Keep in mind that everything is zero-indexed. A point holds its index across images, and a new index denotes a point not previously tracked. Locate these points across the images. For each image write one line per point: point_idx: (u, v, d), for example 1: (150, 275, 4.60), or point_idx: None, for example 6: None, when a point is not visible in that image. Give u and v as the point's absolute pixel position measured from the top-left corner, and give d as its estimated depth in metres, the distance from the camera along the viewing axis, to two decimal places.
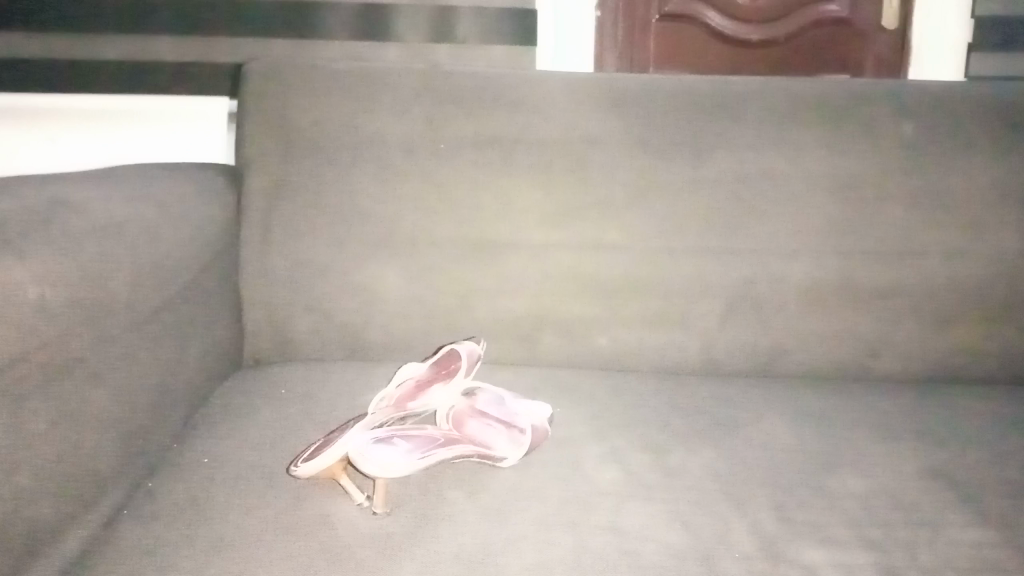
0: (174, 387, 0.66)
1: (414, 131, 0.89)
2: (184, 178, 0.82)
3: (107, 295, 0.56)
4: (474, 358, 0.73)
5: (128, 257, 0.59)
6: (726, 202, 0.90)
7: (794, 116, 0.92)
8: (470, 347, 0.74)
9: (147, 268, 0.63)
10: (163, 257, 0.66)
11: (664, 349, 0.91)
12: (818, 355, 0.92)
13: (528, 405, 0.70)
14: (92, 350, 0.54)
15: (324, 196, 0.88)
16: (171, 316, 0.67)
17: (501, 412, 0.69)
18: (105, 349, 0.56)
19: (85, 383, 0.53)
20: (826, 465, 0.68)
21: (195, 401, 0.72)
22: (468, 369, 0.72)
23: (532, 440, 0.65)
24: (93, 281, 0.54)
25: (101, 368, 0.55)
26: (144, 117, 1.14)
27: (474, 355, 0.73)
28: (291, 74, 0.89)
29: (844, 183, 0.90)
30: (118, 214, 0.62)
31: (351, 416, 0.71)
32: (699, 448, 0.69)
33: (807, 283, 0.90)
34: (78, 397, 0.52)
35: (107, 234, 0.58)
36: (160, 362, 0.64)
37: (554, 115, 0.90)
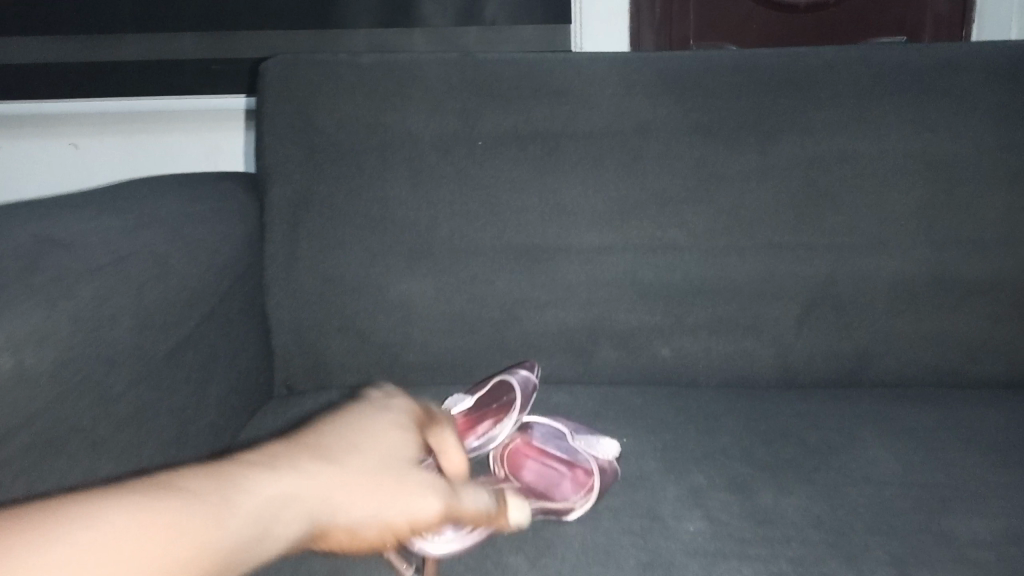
0: (194, 438, 0.59)
1: (449, 129, 0.80)
2: (199, 194, 0.75)
3: (105, 347, 0.48)
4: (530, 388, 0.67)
5: (129, 301, 0.52)
6: (801, 191, 0.80)
7: (878, 88, 0.80)
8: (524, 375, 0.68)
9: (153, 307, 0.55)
10: (175, 291, 0.58)
11: (735, 359, 0.82)
12: (910, 359, 0.81)
13: (593, 440, 0.62)
14: (89, 419, 0.46)
15: (352, 205, 0.80)
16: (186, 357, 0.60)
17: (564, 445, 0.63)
18: (108, 411, 0.48)
19: (82, 457, 0.46)
20: (943, 504, 0.58)
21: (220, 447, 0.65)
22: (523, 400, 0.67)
23: (603, 485, 0.58)
24: (85, 334, 0.46)
25: (104, 434, 0.48)
26: (164, 118, 1.13)
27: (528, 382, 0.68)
28: (308, 70, 0.81)
29: (936, 164, 0.79)
30: (117, 248, 0.54)
31: None
32: (791, 487, 0.60)
33: (896, 280, 0.80)
34: (74, 475, 0.45)
35: (104, 276, 0.50)
36: (176, 412, 0.57)
37: (603, 102, 0.80)
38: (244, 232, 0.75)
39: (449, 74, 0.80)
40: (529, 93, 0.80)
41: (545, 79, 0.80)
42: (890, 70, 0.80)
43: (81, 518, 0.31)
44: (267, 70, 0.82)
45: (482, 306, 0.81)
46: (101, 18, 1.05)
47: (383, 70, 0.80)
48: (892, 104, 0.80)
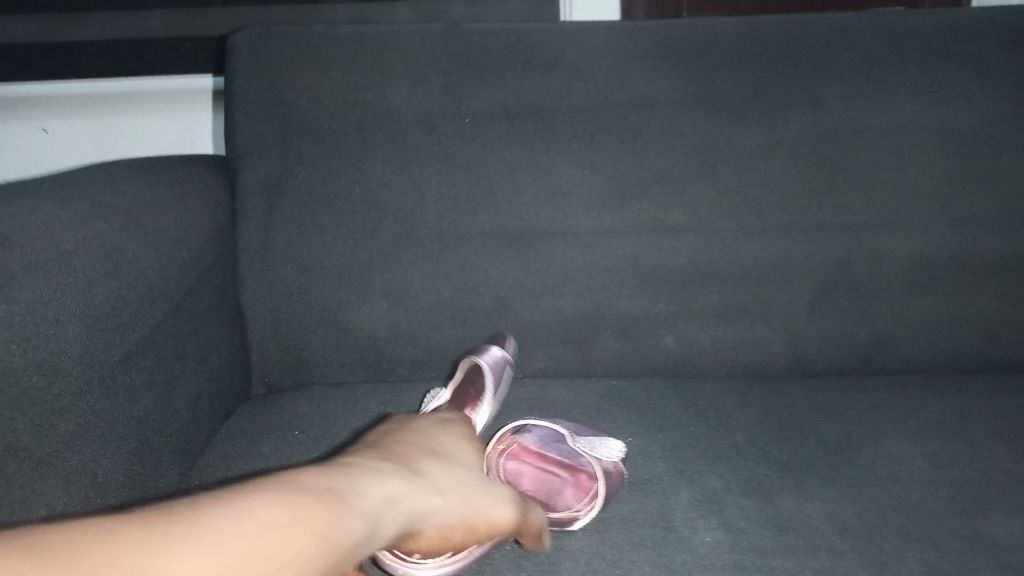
0: None
1: (434, 105, 0.74)
2: (162, 180, 0.69)
3: None
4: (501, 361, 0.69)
5: None
6: (812, 167, 0.74)
7: (895, 54, 0.74)
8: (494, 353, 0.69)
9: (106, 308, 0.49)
10: None
11: (743, 347, 0.77)
12: (928, 344, 0.76)
13: (596, 441, 0.59)
14: (32, 434, 0.44)
15: (331, 189, 0.74)
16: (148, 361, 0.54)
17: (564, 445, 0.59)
18: None
19: (26, 478, 0.44)
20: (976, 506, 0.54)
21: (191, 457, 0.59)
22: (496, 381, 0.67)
23: (608, 490, 0.55)
24: None
25: None
26: (126, 101, 1.04)
27: (498, 356, 0.69)
28: (281, 43, 0.74)
29: (957, 136, 0.74)
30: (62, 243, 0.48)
31: None
32: (813, 489, 0.57)
33: (913, 261, 0.75)
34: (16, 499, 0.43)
35: None
36: None
37: (599, 75, 0.74)
38: (214, 220, 0.69)
39: (433, 46, 0.74)
40: (520, 66, 0.74)
41: (537, 50, 0.75)
42: (907, 35, 0.75)
43: (228, 510, 0.35)
44: (235, 44, 0.75)
45: (474, 295, 0.76)
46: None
47: (362, 43, 0.74)
48: (909, 71, 0.74)
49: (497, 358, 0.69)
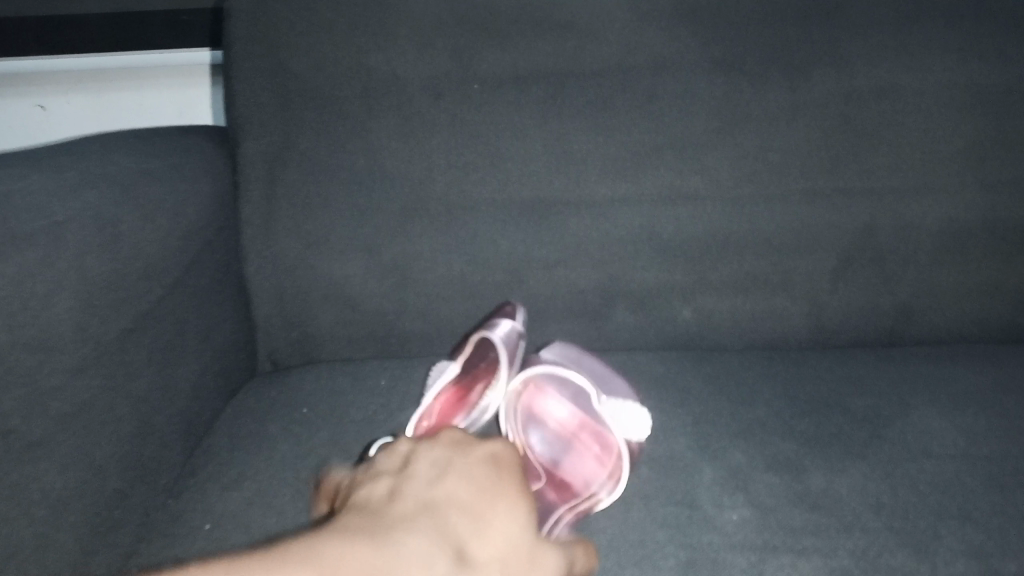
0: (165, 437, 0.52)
1: (441, 69, 0.71)
2: (158, 151, 0.66)
3: None
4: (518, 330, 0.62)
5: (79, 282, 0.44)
6: (837, 130, 0.71)
7: (924, 11, 0.71)
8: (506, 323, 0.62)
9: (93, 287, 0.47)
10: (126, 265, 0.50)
11: (762, 318, 0.75)
12: (954, 313, 0.74)
13: (616, 404, 0.55)
14: (24, 417, 0.42)
15: (335, 160, 0.71)
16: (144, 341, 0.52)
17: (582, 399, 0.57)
18: None
19: (17, 463, 0.43)
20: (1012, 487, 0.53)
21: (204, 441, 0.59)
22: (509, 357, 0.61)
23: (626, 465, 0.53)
24: None
25: None
26: (122, 75, 1.01)
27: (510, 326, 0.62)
28: (279, 7, 0.71)
29: (986, 96, 0.71)
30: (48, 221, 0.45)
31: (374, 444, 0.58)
32: (843, 464, 0.55)
33: (942, 227, 0.72)
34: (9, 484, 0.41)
35: None
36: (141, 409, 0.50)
37: (613, 35, 0.71)
38: (215, 195, 0.67)
39: (439, 8, 0.71)
40: (530, 28, 0.71)
41: (547, 11, 0.71)
42: None
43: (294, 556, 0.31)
44: (230, 7, 0.72)
45: (484, 268, 0.73)
46: None
47: (364, 5, 0.71)
48: (939, 27, 0.70)
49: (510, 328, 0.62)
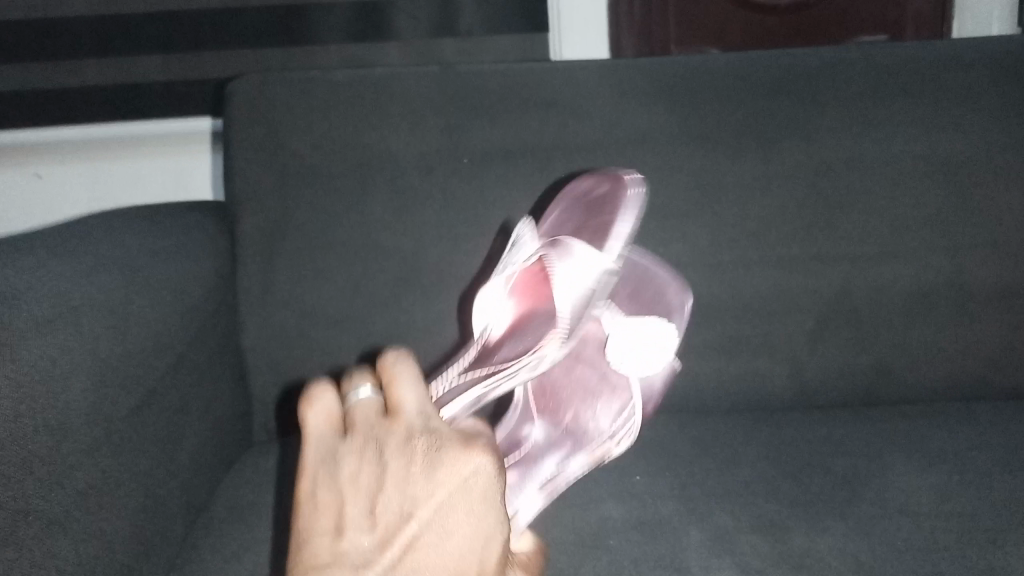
0: (154, 512, 0.55)
1: (433, 147, 0.74)
2: (163, 229, 0.69)
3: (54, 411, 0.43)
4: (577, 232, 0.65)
5: (116, 326, 0.54)
6: (810, 199, 0.75)
7: (884, 86, 0.75)
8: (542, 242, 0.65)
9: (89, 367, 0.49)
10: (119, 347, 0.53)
11: (746, 379, 0.76)
12: (930, 373, 0.76)
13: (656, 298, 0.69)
14: (42, 497, 0.44)
15: (330, 234, 0.74)
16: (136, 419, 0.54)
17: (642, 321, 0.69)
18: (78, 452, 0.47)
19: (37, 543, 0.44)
20: (982, 548, 0.54)
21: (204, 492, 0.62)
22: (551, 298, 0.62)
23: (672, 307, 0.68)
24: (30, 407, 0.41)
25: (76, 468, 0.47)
26: (130, 144, 1.16)
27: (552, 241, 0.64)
28: (279, 90, 0.75)
29: (948, 165, 0.74)
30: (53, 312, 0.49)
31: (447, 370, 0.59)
32: (823, 525, 0.57)
33: (914, 290, 0.75)
34: (24, 561, 0.43)
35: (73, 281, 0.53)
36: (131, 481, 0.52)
37: (595, 112, 0.75)
38: (216, 269, 0.70)
39: (430, 88, 0.75)
40: (516, 106, 0.75)
41: (532, 90, 0.75)
42: (896, 66, 0.75)
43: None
44: (234, 91, 0.76)
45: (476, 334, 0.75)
46: (75, 44, 1.10)
47: (357, 87, 0.75)
48: (902, 101, 0.74)
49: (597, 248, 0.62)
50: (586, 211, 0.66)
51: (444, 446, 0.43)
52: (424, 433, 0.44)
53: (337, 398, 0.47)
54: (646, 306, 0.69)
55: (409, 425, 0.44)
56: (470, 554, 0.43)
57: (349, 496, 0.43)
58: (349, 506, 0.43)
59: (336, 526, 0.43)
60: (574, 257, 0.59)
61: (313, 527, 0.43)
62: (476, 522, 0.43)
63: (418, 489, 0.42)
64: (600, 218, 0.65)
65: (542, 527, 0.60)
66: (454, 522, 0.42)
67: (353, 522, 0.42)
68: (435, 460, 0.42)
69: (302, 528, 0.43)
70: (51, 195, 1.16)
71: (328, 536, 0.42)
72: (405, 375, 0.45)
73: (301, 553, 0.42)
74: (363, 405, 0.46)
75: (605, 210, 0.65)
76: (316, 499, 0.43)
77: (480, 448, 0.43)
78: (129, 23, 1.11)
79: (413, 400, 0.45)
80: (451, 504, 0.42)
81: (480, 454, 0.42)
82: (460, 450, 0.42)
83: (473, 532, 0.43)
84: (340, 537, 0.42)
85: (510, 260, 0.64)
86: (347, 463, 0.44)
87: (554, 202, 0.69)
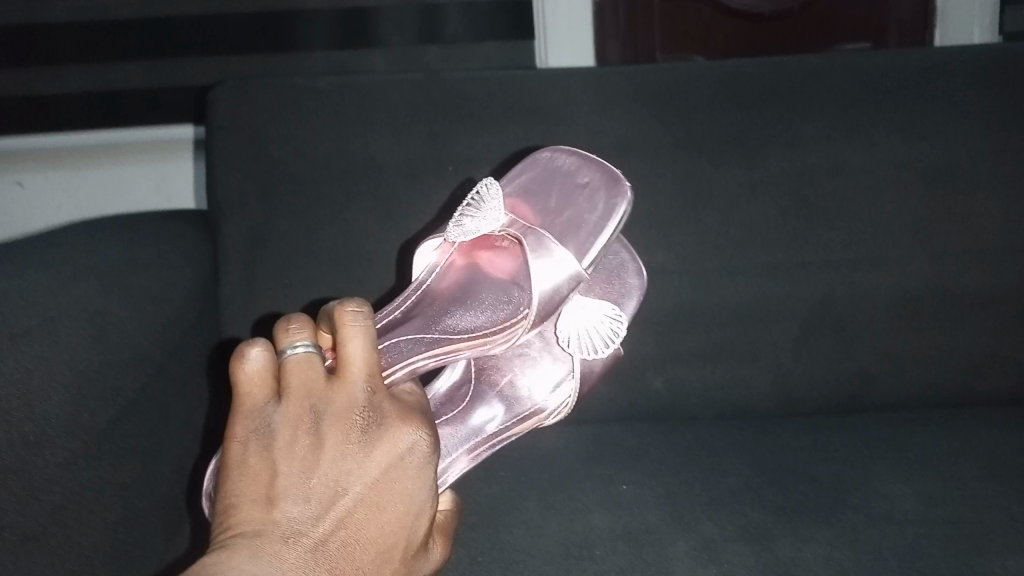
0: (132, 525, 0.54)
1: (416, 154, 0.74)
2: (143, 237, 0.68)
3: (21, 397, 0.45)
4: (547, 207, 0.60)
5: (95, 335, 0.53)
6: (793, 207, 0.75)
7: (867, 94, 0.75)
8: (511, 215, 0.59)
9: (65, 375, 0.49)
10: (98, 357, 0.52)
11: (731, 388, 0.76)
12: (914, 381, 0.76)
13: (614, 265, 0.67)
14: (17, 511, 0.44)
15: (314, 243, 0.73)
16: (116, 430, 0.53)
17: (600, 295, 0.65)
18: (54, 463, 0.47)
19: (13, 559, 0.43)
20: (967, 555, 0.54)
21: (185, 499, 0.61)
22: (509, 270, 0.57)
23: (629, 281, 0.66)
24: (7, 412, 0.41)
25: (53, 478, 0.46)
26: (114, 151, 1.19)
27: (526, 223, 0.58)
28: (261, 97, 0.75)
29: (929, 173, 0.75)
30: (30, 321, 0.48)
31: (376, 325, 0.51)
32: (809, 533, 0.57)
33: (897, 297, 0.75)
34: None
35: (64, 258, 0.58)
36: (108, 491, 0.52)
37: (579, 120, 0.75)
38: (197, 278, 0.69)
39: (412, 95, 0.75)
40: (499, 113, 0.75)
41: (516, 98, 0.75)
42: (878, 73, 0.76)
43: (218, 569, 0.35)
44: (215, 98, 0.76)
45: None
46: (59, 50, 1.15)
47: (341, 95, 0.75)
48: (883, 109, 0.75)
49: (571, 248, 0.57)
50: (558, 182, 0.61)
51: (384, 422, 0.42)
52: (364, 406, 0.41)
53: (268, 352, 0.42)
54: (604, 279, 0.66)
55: (350, 395, 0.41)
56: (399, 530, 0.42)
57: (285, 461, 0.40)
58: (285, 472, 0.40)
59: (269, 493, 0.39)
60: (552, 263, 0.56)
61: (241, 493, 0.39)
62: (408, 497, 0.42)
63: (355, 463, 0.41)
64: (566, 183, 0.61)
65: (527, 538, 0.59)
66: (388, 497, 0.42)
67: (289, 491, 0.39)
68: (374, 437, 0.41)
69: (227, 494, 0.39)
70: (36, 203, 1.19)
71: (260, 503, 0.39)
72: (358, 333, 0.42)
73: (231, 520, 0.39)
74: (302, 363, 0.41)
75: (573, 176, 0.62)
76: (246, 463, 0.40)
77: (416, 422, 0.43)
78: (113, 32, 1.16)
79: (355, 365, 0.41)
80: (385, 480, 0.41)
81: (417, 429, 0.42)
82: (396, 426, 0.42)
83: (406, 507, 0.42)
84: (274, 506, 0.39)
85: (473, 226, 0.57)
86: (282, 428, 0.40)
87: (523, 163, 0.63)
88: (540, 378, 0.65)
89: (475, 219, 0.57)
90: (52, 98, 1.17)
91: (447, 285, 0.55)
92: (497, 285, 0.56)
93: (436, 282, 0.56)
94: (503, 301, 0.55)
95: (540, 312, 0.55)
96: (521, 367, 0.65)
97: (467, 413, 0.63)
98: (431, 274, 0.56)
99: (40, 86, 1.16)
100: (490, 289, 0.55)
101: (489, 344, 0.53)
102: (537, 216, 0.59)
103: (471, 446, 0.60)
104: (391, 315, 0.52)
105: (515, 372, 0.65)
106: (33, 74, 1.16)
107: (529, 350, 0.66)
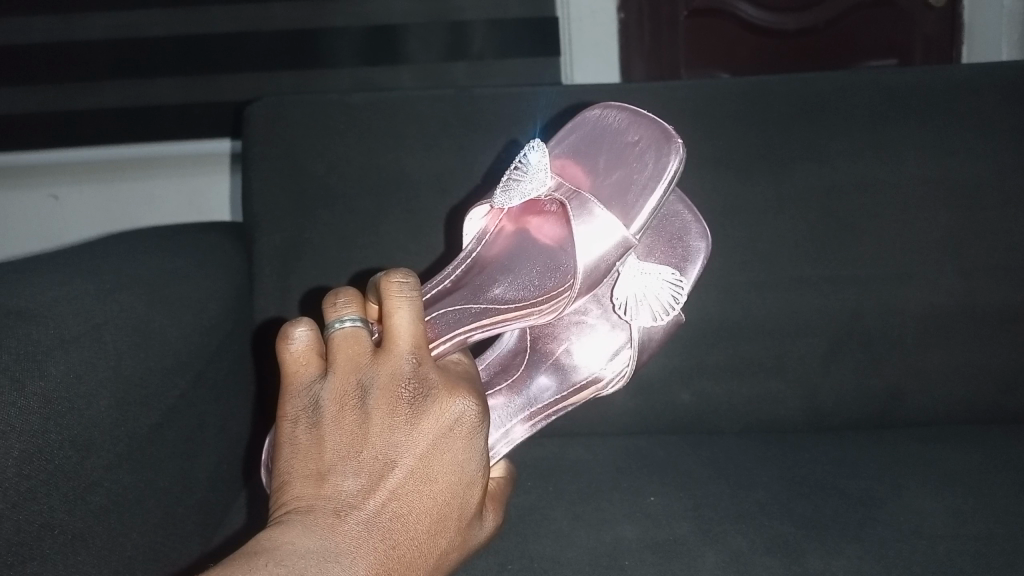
0: (171, 528, 0.56)
1: (447, 168, 0.75)
2: (182, 248, 0.70)
3: (74, 403, 0.47)
4: (595, 168, 0.59)
5: (139, 343, 0.55)
6: (820, 222, 0.75)
7: (894, 111, 0.76)
8: (559, 178, 0.59)
9: (110, 381, 0.51)
10: (138, 363, 0.54)
11: (759, 402, 0.76)
12: (942, 397, 0.76)
13: (679, 230, 0.66)
14: (67, 510, 0.45)
15: (344, 254, 0.75)
16: (156, 434, 0.55)
17: (663, 260, 0.65)
18: (97, 464, 0.48)
19: (61, 555, 0.45)
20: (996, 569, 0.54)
21: (216, 498, 0.63)
22: (556, 236, 0.58)
23: (698, 249, 0.65)
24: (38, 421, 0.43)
25: (96, 480, 0.48)
26: (151, 166, 1.23)
27: (572, 187, 0.58)
28: (295, 114, 0.77)
29: (958, 189, 0.75)
30: (75, 329, 0.50)
31: (432, 293, 0.54)
32: (839, 547, 0.57)
33: (926, 312, 0.75)
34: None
35: (107, 264, 0.61)
36: (148, 495, 0.53)
37: None
38: (233, 287, 0.70)
39: (444, 110, 0.76)
40: (527, 129, 0.76)
41: (546, 114, 0.76)
42: (905, 90, 0.76)
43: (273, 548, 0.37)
44: (251, 114, 0.78)
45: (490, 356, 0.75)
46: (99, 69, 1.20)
47: (372, 111, 0.76)
48: (911, 125, 0.75)
49: (617, 213, 0.55)
50: (608, 142, 0.60)
51: (431, 394, 0.41)
52: (409, 377, 0.41)
53: (316, 331, 0.43)
54: (667, 244, 0.66)
55: (394, 367, 0.41)
56: (454, 500, 0.42)
57: (331, 436, 0.40)
58: (333, 447, 0.40)
59: (319, 469, 0.39)
60: (595, 228, 0.54)
61: (292, 469, 0.40)
62: (460, 467, 0.41)
63: (403, 436, 0.40)
64: (617, 143, 0.59)
65: (557, 547, 0.59)
66: (439, 469, 0.41)
67: (338, 464, 0.39)
68: (421, 409, 0.40)
69: (280, 471, 0.40)
70: (76, 215, 1.23)
71: (311, 479, 0.39)
72: (404, 305, 0.42)
73: (285, 496, 0.39)
74: (348, 338, 0.42)
75: (625, 133, 0.60)
76: (296, 440, 0.40)
77: (464, 392, 0.42)
78: (149, 52, 1.21)
79: (401, 336, 0.42)
80: (435, 451, 0.41)
81: (464, 399, 0.42)
82: (443, 396, 0.41)
83: (458, 477, 0.42)
84: (324, 481, 0.39)
85: (518, 191, 0.57)
86: (328, 402, 0.40)
87: (574, 122, 0.62)
88: (593, 347, 0.66)
89: (520, 185, 0.58)
90: (91, 114, 1.22)
91: (495, 253, 0.58)
92: (543, 252, 0.57)
93: (485, 251, 0.58)
94: (550, 269, 0.56)
95: (585, 282, 0.54)
96: (577, 335, 0.67)
97: (521, 385, 0.65)
98: (480, 243, 0.59)
99: (80, 102, 1.21)
100: (537, 257, 0.57)
101: (535, 314, 0.54)
102: (586, 179, 0.59)
103: (527, 416, 0.62)
104: (440, 284, 0.55)
105: (572, 340, 0.67)
106: (73, 91, 1.20)
107: (586, 317, 0.67)
